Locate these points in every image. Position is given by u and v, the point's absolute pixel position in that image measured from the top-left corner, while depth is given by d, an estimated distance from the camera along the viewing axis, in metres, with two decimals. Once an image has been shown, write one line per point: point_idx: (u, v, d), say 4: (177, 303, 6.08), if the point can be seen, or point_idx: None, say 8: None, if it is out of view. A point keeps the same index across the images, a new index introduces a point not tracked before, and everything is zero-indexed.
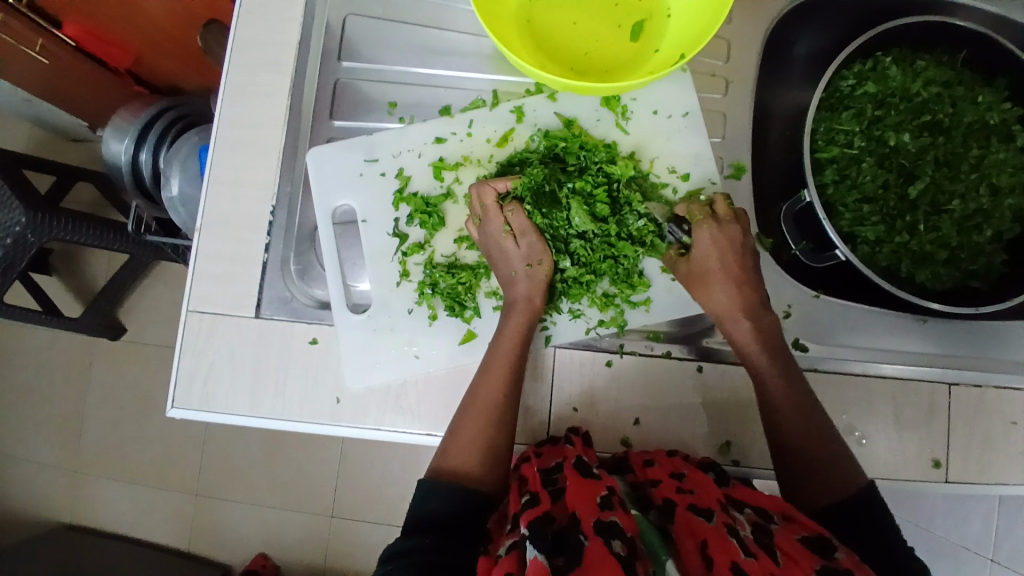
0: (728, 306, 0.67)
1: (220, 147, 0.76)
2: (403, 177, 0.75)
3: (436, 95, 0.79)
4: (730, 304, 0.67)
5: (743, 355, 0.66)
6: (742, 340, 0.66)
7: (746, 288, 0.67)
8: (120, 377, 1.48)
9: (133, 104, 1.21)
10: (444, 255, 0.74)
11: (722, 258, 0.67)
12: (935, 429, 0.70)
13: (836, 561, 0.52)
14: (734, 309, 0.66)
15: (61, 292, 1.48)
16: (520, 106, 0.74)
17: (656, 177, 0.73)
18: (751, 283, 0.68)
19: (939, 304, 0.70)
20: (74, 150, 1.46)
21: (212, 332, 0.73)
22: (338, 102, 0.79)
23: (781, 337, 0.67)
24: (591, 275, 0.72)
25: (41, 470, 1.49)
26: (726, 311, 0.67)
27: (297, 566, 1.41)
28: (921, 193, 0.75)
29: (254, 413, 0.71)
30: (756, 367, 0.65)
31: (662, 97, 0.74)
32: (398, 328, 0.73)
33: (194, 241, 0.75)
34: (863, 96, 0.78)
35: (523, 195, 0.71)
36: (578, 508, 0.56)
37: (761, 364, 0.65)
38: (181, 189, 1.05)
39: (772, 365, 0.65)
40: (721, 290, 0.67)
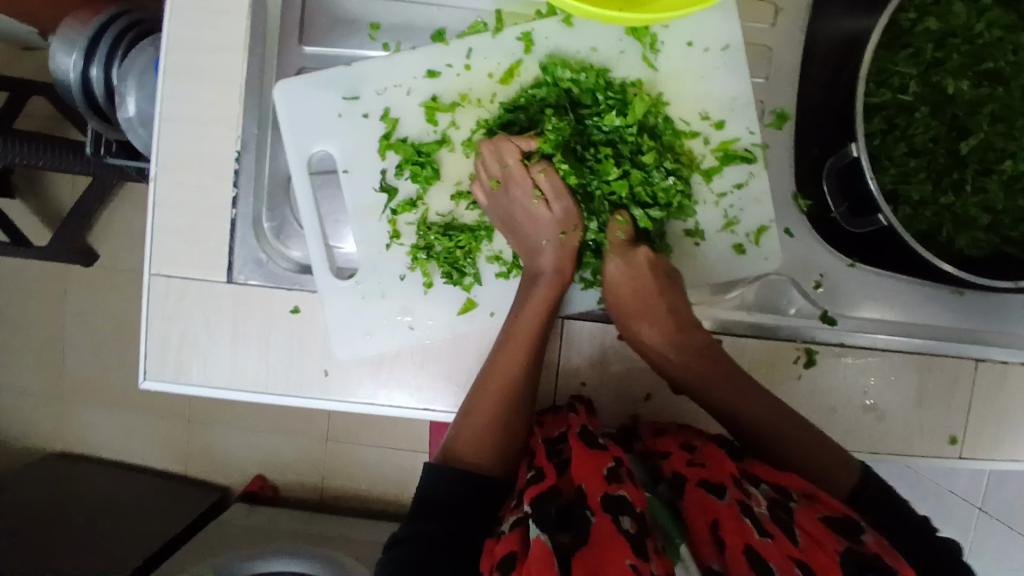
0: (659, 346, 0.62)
1: (174, 76, 0.64)
2: (390, 119, 0.64)
3: (429, 16, 0.67)
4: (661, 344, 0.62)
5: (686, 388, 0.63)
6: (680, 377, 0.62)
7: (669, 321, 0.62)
8: (95, 309, 1.38)
9: (80, 10, 1.01)
10: (440, 214, 0.65)
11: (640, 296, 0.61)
12: (954, 407, 0.67)
13: (863, 544, 0.50)
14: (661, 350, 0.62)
15: (24, 216, 1.35)
16: (530, 31, 0.62)
17: (685, 124, 0.63)
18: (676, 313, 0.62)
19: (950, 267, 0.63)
20: (21, 60, 1.24)
21: (179, 296, 0.65)
22: (310, 22, 0.67)
23: (719, 354, 0.62)
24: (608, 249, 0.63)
25: (25, 400, 1.44)
26: (657, 354, 0.62)
27: (295, 487, 1.42)
28: (972, 149, 0.67)
29: (235, 385, 0.66)
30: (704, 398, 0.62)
31: (699, 25, 0.62)
32: (389, 294, 0.66)
33: (148, 191, 0.65)
34: (923, 33, 0.66)
35: (552, 152, 0.61)
36: (585, 482, 0.52)
37: (706, 395, 0.62)
38: (139, 108, 0.89)
39: (714, 393, 0.61)
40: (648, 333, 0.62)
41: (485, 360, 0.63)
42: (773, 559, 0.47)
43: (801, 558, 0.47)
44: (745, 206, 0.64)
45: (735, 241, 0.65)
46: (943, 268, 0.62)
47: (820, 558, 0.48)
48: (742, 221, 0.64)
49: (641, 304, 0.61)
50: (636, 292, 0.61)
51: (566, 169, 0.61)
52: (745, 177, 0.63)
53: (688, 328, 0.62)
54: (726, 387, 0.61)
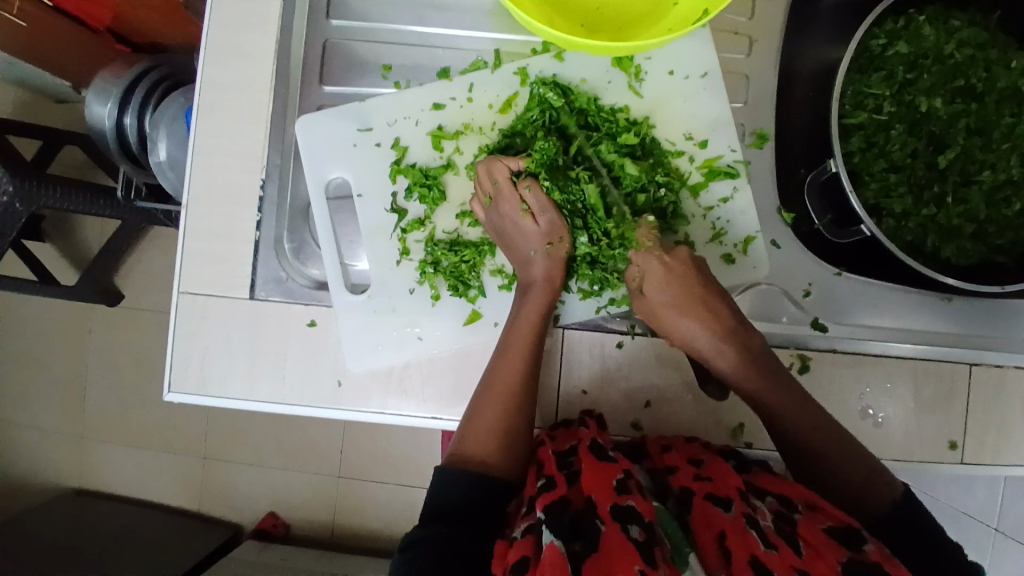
0: (703, 336, 0.62)
1: (205, 116, 0.71)
2: (400, 147, 0.70)
3: (433, 56, 0.74)
4: (705, 334, 0.62)
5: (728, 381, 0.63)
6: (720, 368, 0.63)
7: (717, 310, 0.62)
8: (118, 343, 1.44)
9: (115, 65, 1.10)
10: (446, 232, 0.70)
11: (683, 285, 0.62)
12: (952, 411, 0.69)
13: (865, 553, 0.50)
14: (706, 341, 0.62)
15: (56, 258, 1.43)
16: (525, 66, 0.69)
17: (671, 144, 0.68)
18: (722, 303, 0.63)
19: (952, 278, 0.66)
20: (57, 112, 1.34)
21: (203, 313, 0.70)
22: (329, 64, 0.74)
23: (764, 346, 0.63)
24: (621, 247, 0.65)
25: (48, 436, 1.47)
26: (704, 346, 0.62)
27: (306, 525, 1.43)
28: (951, 162, 0.71)
29: (254, 397, 0.69)
30: (749, 391, 0.62)
31: (679, 55, 0.68)
32: (399, 309, 0.70)
33: (181, 217, 0.71)
34: (894, 57, 0.72)
35: (536, 172, 0.66)
36: (594, 492, 0.54)
37: (753, 387, 0.62)
38: (169, 153, 0.97)
39: (761, 385, 0.61)
40: (693, 323, 0.62)
41: (485, 370, 0.66)
42: (775, 568, 0.47)
43: (803, 569, 0.48)
44: (731, 218, 0.68)
45: (723, 251, 0.69)
46: (946, 281, 0.64)
47: (821, 568, 0.48)
48: (729, 233, 0.68)
49: (684, 297, 0.62)
50: (684, 287, 0.62)
51: (550, 184, 0.65)
52: (730, 191, 0.68)
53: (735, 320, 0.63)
54: (769, 384, 0.61)
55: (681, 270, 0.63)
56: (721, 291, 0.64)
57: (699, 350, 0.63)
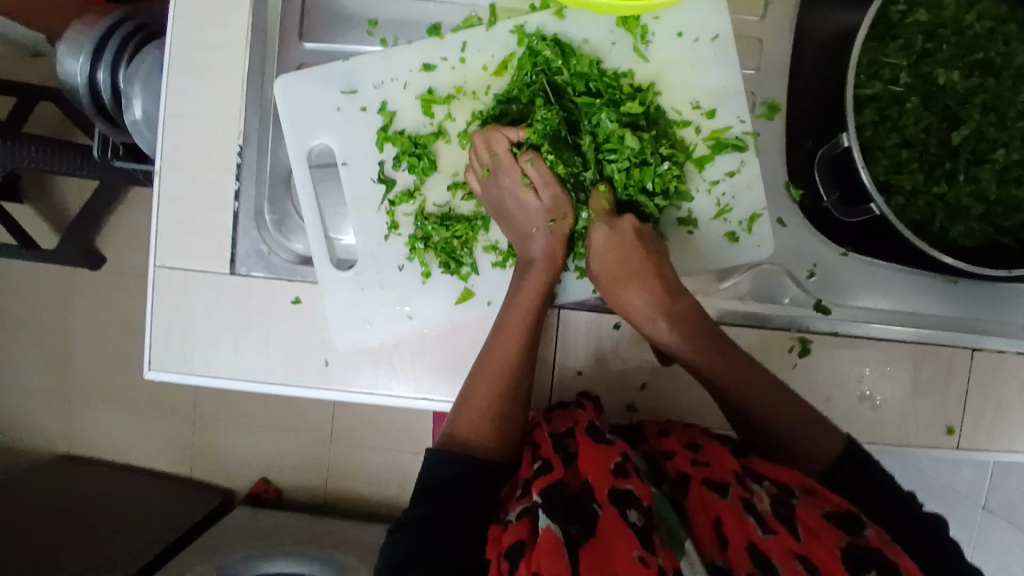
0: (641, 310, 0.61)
1: (178, 72, 0.66)
2: (387, 112, 0.65)
3: (425, 11, 0.68)
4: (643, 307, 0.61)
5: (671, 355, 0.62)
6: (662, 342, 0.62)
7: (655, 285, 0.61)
8: (102, 310, 1.40)
9: (84, 15, 1.02)
10: (437, 205, 0.66)
11: (620, 257, 0.61)
12: (951, 396, 0.68)
13: (864, 537, 0.49)
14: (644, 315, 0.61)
15: (31, 220, 1.37)
16: (523, 24, 0.64)
17: (676, 113, 0.64)
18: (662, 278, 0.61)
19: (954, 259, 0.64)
20: (25, 65, 1.26)
21: (181, 286, 0.67)
22: (309, 19, 0.68)
23: (707, 323, 0.61)
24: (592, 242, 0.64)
25: (32, 402, 1.45)
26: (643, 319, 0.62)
27: (297, 490, 1.43)
28: (964, 139, 0.68)
29: (237, 374, 0.67)
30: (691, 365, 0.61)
31: (688, 16, 0.63)
32: (387, 286, 0.67)
33: (153, 183, 0.66)
34: (913, 25, 0.67)
35: (539, 143, 0.62)
36: (591, 476, 0.52)
37: (693, 362, 0.61)
38: (145, 111, 0.91)
39: (700, 360, 0.60)
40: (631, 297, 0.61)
41: (481, 350, 0.64)
42: (774, 555, 0.47)
43: (803, 553, 0.47)
44: (737, 193, 0.65)
45: (728, 228, 0.66)
46: (944, 261, 0.62)
47: (820, 551, 0.48)
48: (734, 210, 0.65)
49: (621, 267, 0.61)
50: (622, 259, 0.61)
51: (553, 157, 0.61)
52: (737, 165, 0.64)
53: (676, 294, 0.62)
54: (707, 348, 0.60)
55: (620, 242, 0.61)
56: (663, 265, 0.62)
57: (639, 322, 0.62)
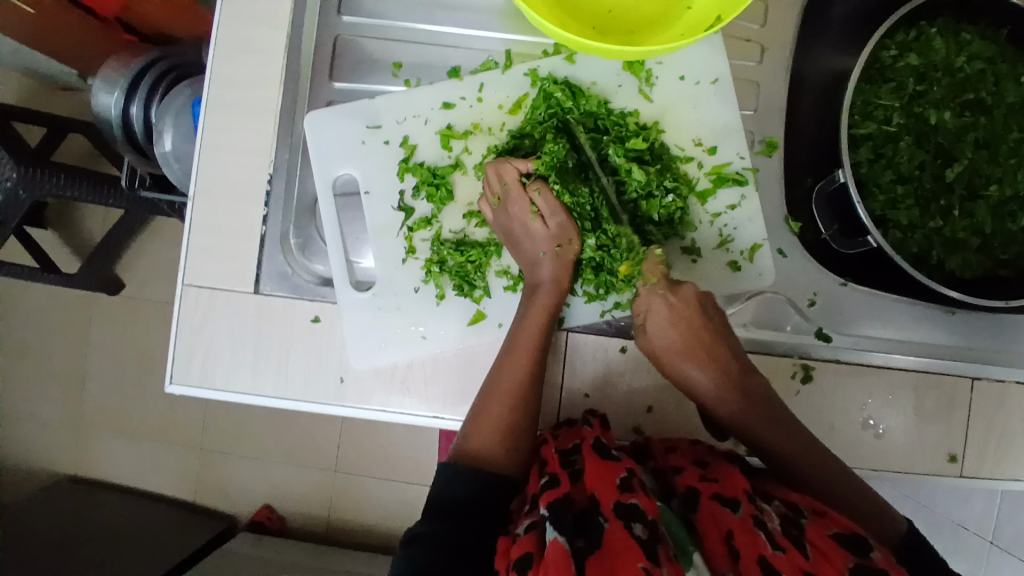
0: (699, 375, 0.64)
1: (215, 109, 0.71)
2: (408, 146, 0.70)
3: (445, 56, 0.74)
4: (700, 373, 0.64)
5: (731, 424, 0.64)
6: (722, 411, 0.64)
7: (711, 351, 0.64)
8: (119, 334, 1.44)
9: (123, 56, 1.10)
10: (453, 231, 0.70)
11: (680, 323, 0.64)
12: (953, 424, 0.69)
13: (871, 559, 0.50)
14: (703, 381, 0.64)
15: (58, 246, 1.43)
16: (536, 68, 0.69)
17: (680, 149, 0.68)
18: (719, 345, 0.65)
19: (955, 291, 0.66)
20: (63, 100, 1.34)
21: (208, 306, 0.70)
22: (339, 60, 0.74)
23: (765, 389, 0.63)
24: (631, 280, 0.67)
25: (46, 424, 1.47)
26: (703, 386, 0.64)
27: (302, 519, 1.43)
28: (958, 175, 0.71)
29: (256, 391, 0.69)
30: (750, 433, 0.63)
31: (690, 61, 0.68)
32: (404, 308, 0.70)
33: (187, 209, 0.71)
34: (904, 68, 0.72)
35: (546, 174, 0.66)
36: (598, 489, 0.54)
37: (753, 429, 0.62)
38: (176, 144, 0.97)
39: (759, 426, 0.62)
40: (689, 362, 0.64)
41: (490, 370, 0.66)
42: (783, 570, 0.48)
43: (811, 571, 0.48)
44: (739, 225, 0.68)
45: (730, 258, 0.69)
46: (949, 295, 0.64)
47: (828, 570, 0.49)
48: (736, 240, 0.68)
49: (687, 339, 0.64)
50: (681, 325, 0.64)
51: (560, 187, 0.65)
52: (737, 198, 0.68)
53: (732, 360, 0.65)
54: (767, 413, 0.62)
55: (680, 310, 0.65)
56: (721, 333, 0.65)
57: (698, 390, 0.65)
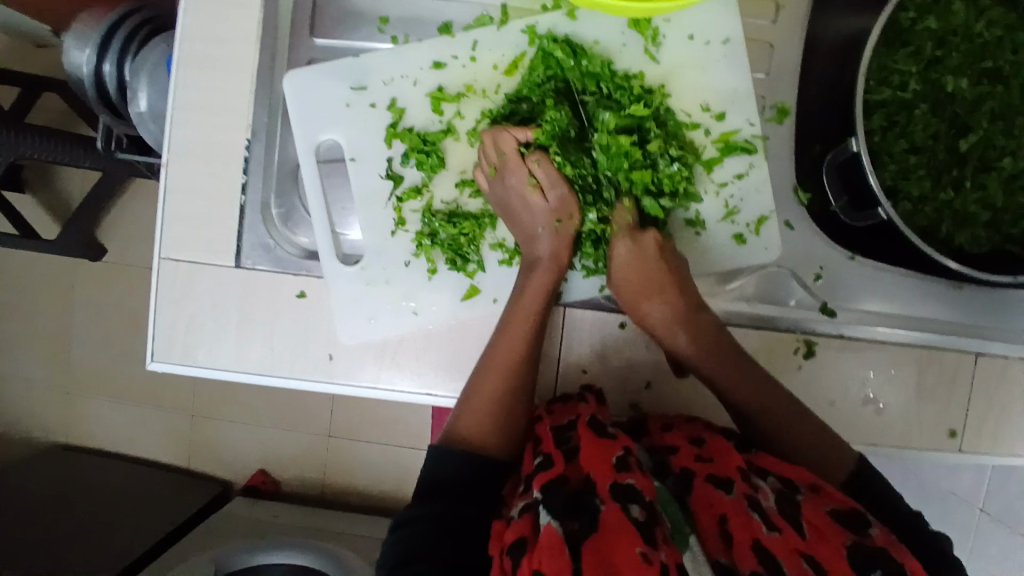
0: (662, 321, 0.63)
1: (188, 66, 0.66)
2: (396, 109, 0.65)
3: (437, 10, 0.68)
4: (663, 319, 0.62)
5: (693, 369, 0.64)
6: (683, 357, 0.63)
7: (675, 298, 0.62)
8: (103, 301, 1.40)
9: (93, 7, 1.02)
10: (444, 202, 0.66)
11: (643, 271, 0.62)
12: (953, 401, 0.68)
13: (869, 537, 0.49)
14: (665, 328, 0.63)
15: (33, 209, 1.37)
16: (534, 24, 0.64)
17: (686, 115, 0.64)
18: (682, 291, 0.63)
19: (960, 264, 0.63)
20: (31, 55, 1.26)
21: (187, 278, 0.67)
22: (321, 15, 0.68)
23: (726, 339, 0.63)
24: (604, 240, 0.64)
25: (32, 391, 1.45)
26: (665, 332, 0.63)
27: (296, 483, 1.43)
28: (972, 147, 0.68)
29: (241, 367, 0.67)
30: (711, 379, 0.63)
31: (701, 19, 0.63)
32: (394, 282, 0.67)
33: (160, 175, 0.66)
34: (923, 32, 0.67)
35: (546, 143, 0.62)
36: (593, 471, 0.52)
37: (714, 377, 0.62)
38: (151, 103, 0.91)
39: (720, 374, 0.62)
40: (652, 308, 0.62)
41: (485, 349, 0.64)
42: (778, 553, 0.47)
43: (808, 552, 0.48)
44: (745, 196, 0.65)
45: (736, 231, 0.66)
46: (950, 266, 0.62)
47: (825, 550, 0.48)
48: (742, 212, 0.65)
49: (643, 285, 0.62)
50: (644, 275, 0.62)
51: (560, 159, 0.62)
52: (745, 167, 0.65)
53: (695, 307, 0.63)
54: (728, 363, 0.62)
55: (643, 257, 0.62)
56: (684, 278, 0.63)
57: (660, 334, 0.64)
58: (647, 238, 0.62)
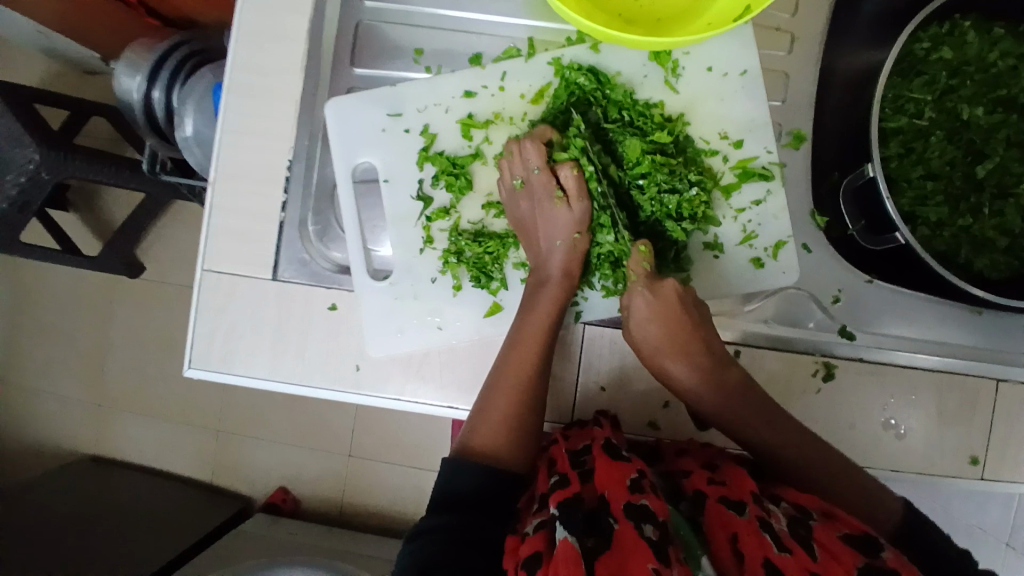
0: (683, 375, 0.63)
1: (235, 95, 0.71)
2: (428, 134, 0.69)
3: (468, 42, 0.73)
4: (684, 372, 0.63)
5: (714, 420, 0.64)
6: (705, 409, 0.63)
7: (694, 352, 0.63)
8: (138, 315, 1.46)
9: (146, 40, 1.10)
10: (471, 222, 0.69)
11: (664, 325, 0.63)
12: (975, 429, 0.67)
13: (881, 560, 0.49)
14: (686, 381, 0.63)
15: (79, 228, 1.45)
16: (559, 57, 0.67)
17: (705, 143, 0.67)
18: (703, 344, 0.63)
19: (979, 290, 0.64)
20: (86, 83, 1.35)
21: (227, 290, 0.71)
22: (361, 47, 0.73)
23: (746, 387, 0.63)
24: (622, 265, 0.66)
25: (66, 404, 1.51)
26: (685, 385, 0.63)
27: (315, 502, 1.44)
28: (989, 173, 0.69)
29: (273, 376, 0.70)
30: (734, 431, 0.63)
31: (718, 51, 0.67)
32: (421, 296, 0.70)
33: (206, 195, 0.71)
34: (937, 62, 0.69)
35: (580, 156, 0.64)
36: (608, 490, 0.53)
37: (737, 427, 0.62)
38: (196, 129, 0.97)
39: (744, 425, 0.62)
40: (672, 362, 0.63)
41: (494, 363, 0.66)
42: (789, 571, 0.47)
43: (818, 572, 0.47)
44: (763, 221, 0.67)
45: (754, 254, 0.67)
46: (972, 292, 0.63)
47: (837, 570, 0.48)
48: (760, 236, 0.67)
49: (671, 339, 0.62)
50: (666, 330, 0.62)
51: (592, 170, 0.64)
52: (763, 193, 0.67)
53: (715, 361, 0.63)
54: (752, 415, 0.62)
55: (665, 311, 0.63)
56: (704, 330, 0.64)
57: (681, 389, 0.64)
58: (667, 292, 0.63)
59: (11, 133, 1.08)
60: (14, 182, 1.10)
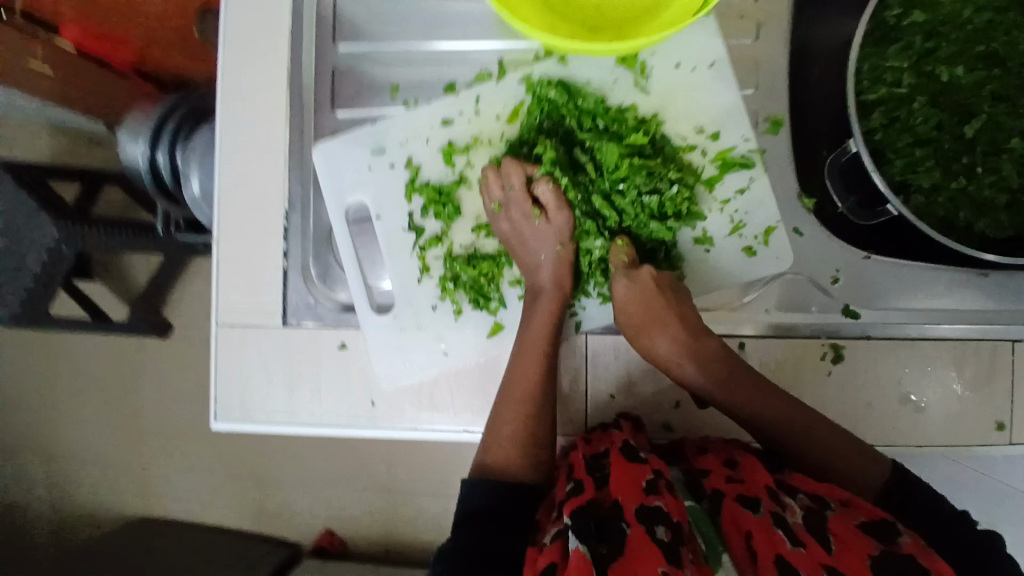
0: (666, 349, 0.64)
1: (225, 153, 0.74)
2: (412, 166, 0.71)
3: (438, 73, 0.77)
4: (667, 347, 0.64)
5: (699, 391, 0.64)
6: (690, 379, 0.64)
7: (677, 325, 0.64)
8: (166, 370, 1.50)
9: (140, 105, 1.14)
10: (463, 246, 0.71)
11: (642, 303, 0.64)
12: (998, 393, 0.66)
13: (897, 546, 0.50)
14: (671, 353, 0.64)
15: (102, 293, 1.50)
16: (530, 73, 0.68)
17: (682, 139, 0.67)
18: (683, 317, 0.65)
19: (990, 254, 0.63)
20: (90, 154, 1.40)
21: (241, 341, 0.73)
22: (340, 89, 0.77)
23: (731, 358, 0.64)
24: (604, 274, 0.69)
25: (109, 465, 1.55)
26: (670, 358, 0.64)
27: (358, 535, 1.46)
28: (978, 131, 0.68)
29: (294, 420, 0.72)
30: (720, 401, 0.63)
31: (684, 47, 0.67)
32: (424, 326, 0.71)
33: (212, 253, 0.74)
34: (911, 27, 0.69)
35: (553, 171, 0.66)
36: (621, 494, 0.53)
37: (723, 398, 0.63)
38: (201, 184, 1.00)
39: (728, 395, 0.63)
40: (655, 336, 0.64)
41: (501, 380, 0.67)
42: (804, 566, 0.48)
43: (833, 565, 0.48)
44: (750, 209, 0.68)
45: (744, 243, 0.68)
46: (985, 258, 0.62)
47: (851, 562, 0.48)
48: (748, 224, 0.68)
49: (649, 315, 0.64)
50: (644, 307, 0.64)
51: (567, 181, 0.65)
52: (746, 182, 0.67)
53: (697, 333, 0.64)
54: (738, 385, 0.62)
55: (645, 289, 0.64)
56: (686, 307, 0.65)
57: (665, 363, 0.65)
58: (642, 275, 0.65)
59: (28, 214, 1.15)
60: (38, 260, 1.17)
